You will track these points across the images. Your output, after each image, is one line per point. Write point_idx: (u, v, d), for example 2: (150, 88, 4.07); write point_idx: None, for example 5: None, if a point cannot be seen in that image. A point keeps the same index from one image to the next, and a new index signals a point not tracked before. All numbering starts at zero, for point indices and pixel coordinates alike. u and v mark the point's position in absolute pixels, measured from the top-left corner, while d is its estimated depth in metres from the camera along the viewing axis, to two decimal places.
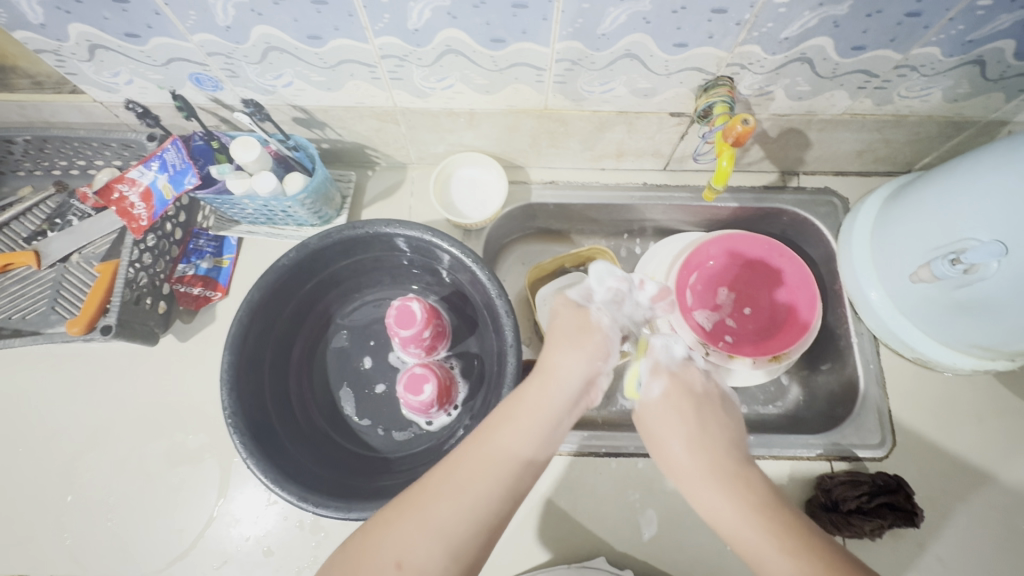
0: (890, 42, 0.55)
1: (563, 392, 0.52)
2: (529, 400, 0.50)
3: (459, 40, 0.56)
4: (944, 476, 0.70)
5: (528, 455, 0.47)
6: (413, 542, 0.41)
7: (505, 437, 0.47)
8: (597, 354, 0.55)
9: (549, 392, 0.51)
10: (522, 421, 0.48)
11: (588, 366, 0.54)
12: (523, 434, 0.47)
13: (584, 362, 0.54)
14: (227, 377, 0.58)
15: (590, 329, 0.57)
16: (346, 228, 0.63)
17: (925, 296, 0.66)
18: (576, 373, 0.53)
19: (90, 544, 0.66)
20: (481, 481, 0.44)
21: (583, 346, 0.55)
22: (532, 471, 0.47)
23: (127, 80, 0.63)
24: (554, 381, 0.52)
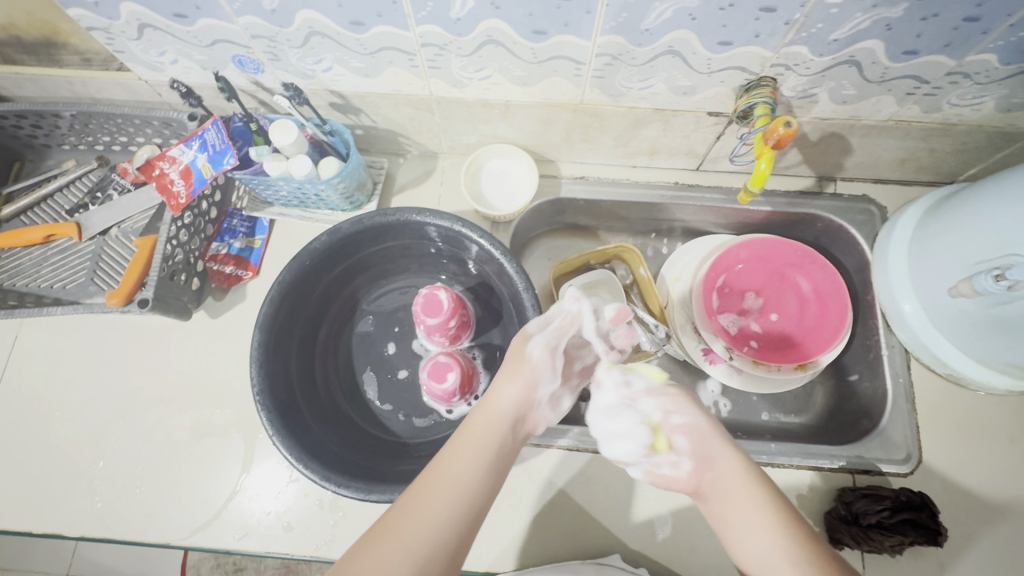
0: (944, 47, 0.53)
1: (502, 414, 0.55)
2: (479, 420, 0.54)
3: (500, 31, 0.56)
4: (970, 496, 0.68)
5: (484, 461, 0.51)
6: (401, 547, 0.43)
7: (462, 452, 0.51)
8: (532, 380, 0.57)
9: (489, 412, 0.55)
10: (474, 435, 0.53)
11: (521, 389, 0.57)
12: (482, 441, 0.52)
13: (521, 390, 0.57)
14: (257, 355, 0.59)
15: (520, 358, 0.58)
16: (378, 215, 0.64)
17: (964, 312, 0.65)
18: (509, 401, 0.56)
19: (118, 508, 0.68)
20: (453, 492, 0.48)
21: (516, 375, 0.57)
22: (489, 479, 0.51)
23: (172, 60, 0.65)
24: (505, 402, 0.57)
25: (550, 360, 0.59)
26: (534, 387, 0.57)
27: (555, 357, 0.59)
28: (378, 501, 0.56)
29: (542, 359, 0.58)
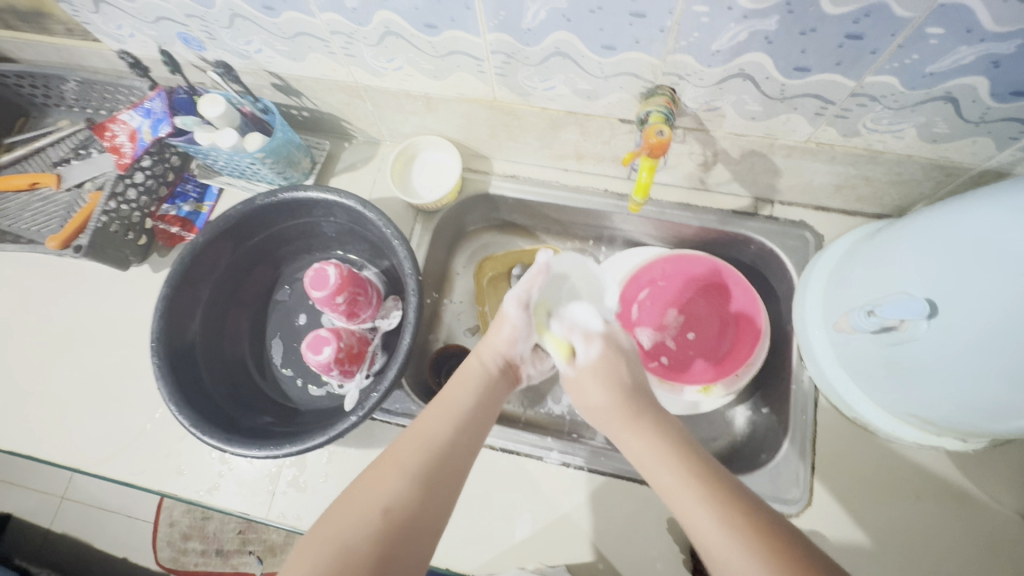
0: (836, 65, 0.51)
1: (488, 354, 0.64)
2: (459, 380, 0.59)
3: (396, 23, 0.58)
4: (860, 550, 0.64)
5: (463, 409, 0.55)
6: (383, 482, 0.45)
7: (433, 418, 0.53)
8: (511, 337, 0.65)
9: (472, 373, 0.61)
10: (449, 399, 0.56)
11: (505, 344, 0.65)
12: (461, 399, 0.56)
13: (501, 340, 0.65)
14: (161, 304, 0.64)
15: (503, 316, 0.66)
16: (289, 191, 0.68)
17: (861, 352, 0.60)
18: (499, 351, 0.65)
19: (42, 431, 0.76)
20: (431, 443, 0.50)
21: (501, 329, 0.66)
22: (473, 420, 0.55)
23: (129, 34, 0.72)
24: (481, 367, 0.62)
25: (523, 317, 0.66)
26: (514, 342, 0.65)
27: (528, 312, 0.66)
28: (235, 452, 0.60)
29: (517, 316, 0.66)
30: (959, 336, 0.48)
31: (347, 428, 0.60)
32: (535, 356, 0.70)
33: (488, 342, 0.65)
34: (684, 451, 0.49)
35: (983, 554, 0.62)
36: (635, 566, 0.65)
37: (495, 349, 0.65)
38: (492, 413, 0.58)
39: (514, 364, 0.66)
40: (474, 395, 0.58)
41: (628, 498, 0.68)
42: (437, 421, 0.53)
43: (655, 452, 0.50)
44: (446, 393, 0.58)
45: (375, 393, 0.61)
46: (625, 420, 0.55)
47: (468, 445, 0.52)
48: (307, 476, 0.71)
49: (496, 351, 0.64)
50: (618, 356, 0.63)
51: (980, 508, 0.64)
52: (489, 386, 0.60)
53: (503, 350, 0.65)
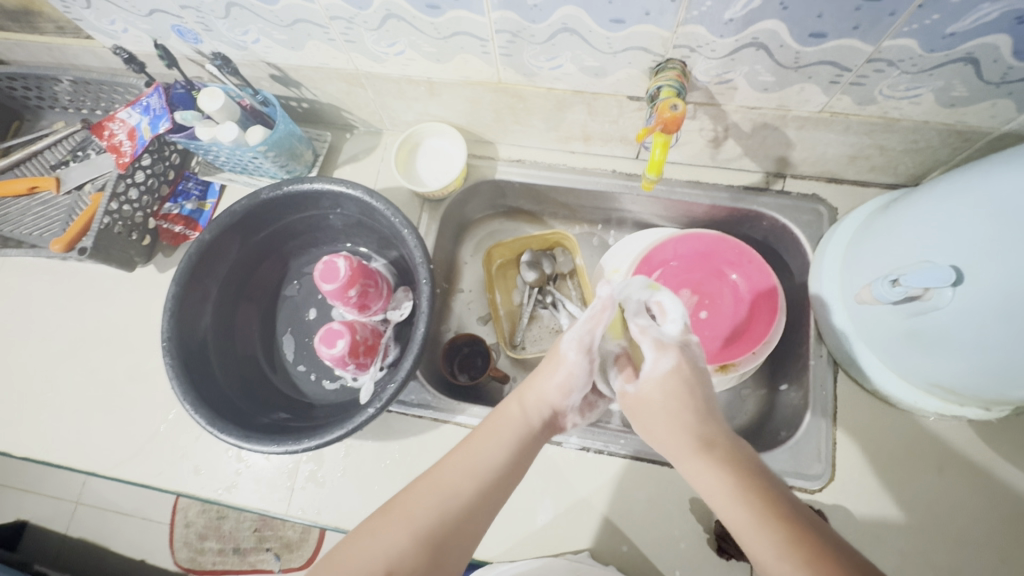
0: (853, 29, 0.49)
1: (535, 401, 0.56)
2: (492, 420, 0.55)
3: (397, 5, 0.56)
4: (884, 522, 0.63)
5: (501, 463, 0.50)
6: (388, 539, 0.44)
7: (453, 471, 0.49)
8: (565, 386, 0.57)
9: (517, 413, 0.55)
10: (480, 441, 0.52)
11: (556, 393, 0.57)
12: (494, 450, 0.51)
13: (552, 389, 0.57)
14: (172, 303, 0.63)
15: (558, 359, 0.58)
16: (294, 183, 0.67)
17: (880, 324, 0.60)
18: (546, 399, 0.57)
19: (55, 436, 0.75)
20: (449, 497, 0.47)
21: (553, 376, 0.57)
22: (509, 473, 0.50)
23: (123, 29, 0.70)
24: (522, 408, 0.55)
25: (584, 361, 0.58)
26: (568, 392, 0.58)
27: (591, 357, 0.58)
28: (255, 450, 0.60)
29: (576, 361, 0.57)
30: (985, 303, 0.47)
31: (364, 421, 0.60)
32: (585, 405, 0.62)
33: (536, 388, 0.57)
34: (748, 468, 0.45)
35: (1008, 522, 0.62)
36: (658, 547, 0.65)
37: (542, 397, 0.57)
38: (526, 468, 0.53)
39: (563, 415, 0.59)
40: (510, 448, 0.52)
41: (650, 479, 0.67)
42: (456, 474, 0.48)
43: (714, 471, 0.45)
44: (475, 439, 0.52)
45: (392, 385, 0.60)
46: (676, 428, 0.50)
47: (490, 505, 0.48)
48: (326, 470, 0.71)
49: (544, 400, 0.57)
50: (681, 380, 0.53)
51: (1003, 477, 0.64)
52: (527, 437, 0.53)
53: (553, 401, 0.57)
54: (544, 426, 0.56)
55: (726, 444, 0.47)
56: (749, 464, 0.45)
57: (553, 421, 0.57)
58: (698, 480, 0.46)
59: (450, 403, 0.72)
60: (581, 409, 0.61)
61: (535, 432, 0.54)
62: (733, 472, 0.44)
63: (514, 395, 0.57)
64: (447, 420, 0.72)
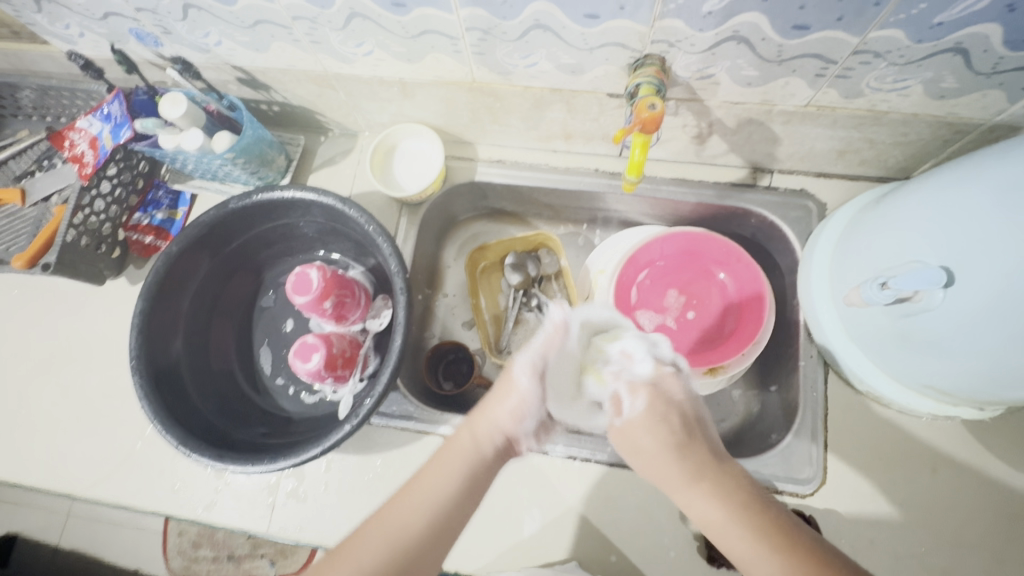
0: (838, 21, 0.47)
1: (488, 430, 0.54)
2: (443, 451, 0.52)
3: (361, 3, 0.54)
4: (877, 525, 0.62)
5: (450, 496, 0.49)
6: None
7: (401, 509, 0.48)
8: (516, 414, 0.54)
9: (471, 441, 0.53)
10: (430, 473, 0.50)
11: (509, 420, 0.54)
12: (442, 483, 0.49)
13: (504, 416, 0.54)
14: (137, 321, 0.61)
15: (511, 383, 0.56)
16: (263, 191, 0.64)
17: (871, 325, 0.58)
18: (499, 428, 0.54)
19: (28, 457, 0.73)
20: (398, 537, 0.46)
21: (506, 402, 0.55)
22: (461, 505, 0.49)
23: (78, 33, 0.67)
24: (473, 436, 0.53)
25: (537, 389, 0.56)
26: (522, 419, 0.55)
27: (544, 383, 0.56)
28: (229, 471, 0.58)
29: (528, 386, 0.55)
30: (979, 305, 0.45)
31: (341, 438, 0.58)
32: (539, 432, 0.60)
33: (488, 416, 0.54)
34: (732, 486, 0.46)
35: (1003, 522, 0.61)
36: (646, 556, 0.64)
37: (495, 425, 0.54)
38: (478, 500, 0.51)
39: (515, 443, 0.55)
40: (461, 479, 0.50)
41: (639, 487, 0.66)
42: (404, 511, 0.47)
43: (716, 509, 0.45)
44: (424, 473, 0.50)
45: (370, 399, 0.58)
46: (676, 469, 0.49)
47: (441, 538, 0.47)
48: (307, 486, 0.69)
49: (496, 429, 0.54)
50: (668, 407, 0.52)
51: (998, 476, 0.62)
52: (481, 466, 0.51)
53: (506, 429, 0.54)
54: (497, 455, 0.53)
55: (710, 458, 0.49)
56: (735, 479, 0.47)
57: (506, 451, 0.54)
58: (691, 511, 0.47)
59: (433, 414, 0.70)
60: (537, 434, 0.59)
61: (492, 460, 0.52)
62: (725, 496, 0.46)
63: (466, 424, 0.55)
64: (430, 432, 0.70)
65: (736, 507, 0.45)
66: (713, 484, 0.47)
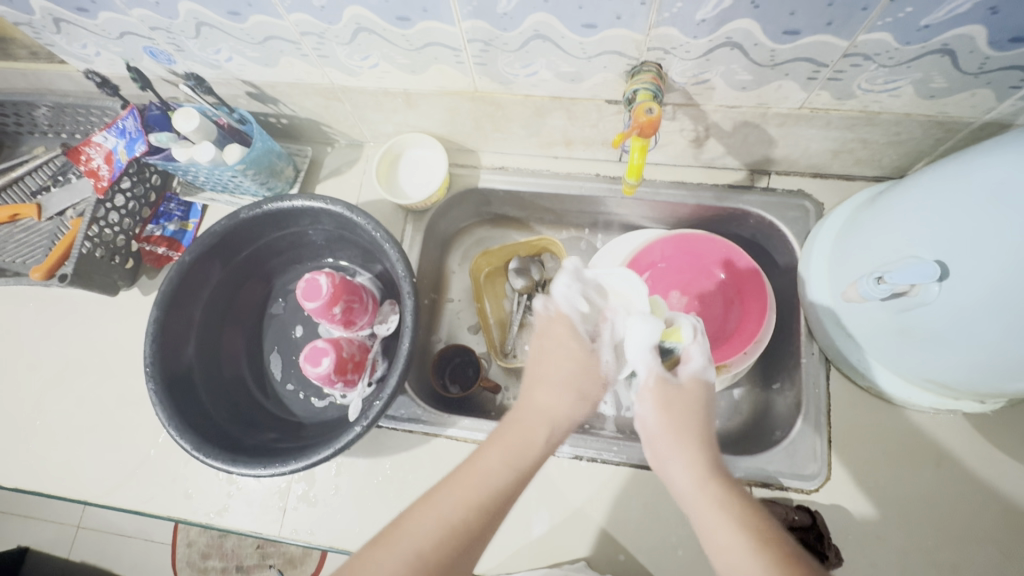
0: (827, 26, 0.49)
1: (544, 412, 0.53)
2: (504, 429, 0.52)
3: (367, 18, 0.56)
4: (882, 520, 0.63)
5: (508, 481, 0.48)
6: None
7: (451, 493, 0.46)
8: (573, 391, 0.55)
9: (529, 423, 0.52)
10: (489, 454, 0.49)
11: (564, 399, 0.54)
12: (494, 465, 0.48)
13: (558, 395, 0.54)
14: (153, 329, 0.63)
15: (567, 359, 0.56)
16: (273, 201, 0.66)
17: (870, 320, 0.59)
18: (554, 407, 0.54)
19: (45, 465, 0.75)
20: (443, 528, 0.44)
21: (557, 377, 0.55)
22: (514, 494, 0.48)
23: (95, 52, 0.70)
24: (525, 418, 0.52)
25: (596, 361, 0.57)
26: (577, 399, 0.55)
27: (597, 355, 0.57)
28: (243, 473, 0.59)
29: (570, 355, 0.57)
30: (973, 298, 0.46)
31: (352, 440, 0.59)
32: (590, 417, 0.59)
33: (544, 398, 0.53)
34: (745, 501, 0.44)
35: (1007, 516, 0.61)
36: (654, 554, 0.64)
37: (551, 408, 0.53)
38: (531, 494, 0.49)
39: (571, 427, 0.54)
40: (515, 461, 0.49)
41: (644, 486, 0.67)
42: (451, 495, 0.46)
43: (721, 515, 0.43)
44: (480, 451, 0.49)
45: (377, 403, 0.60)
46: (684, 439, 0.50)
47: (489, 522, 0.46)
48: (318, 490, 0.70)
49: (552, 405, 0.54)
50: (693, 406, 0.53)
51: (1001, 469, 0.63)
52: (536, 447, 0.51)
53: (563, 408, 0.54)
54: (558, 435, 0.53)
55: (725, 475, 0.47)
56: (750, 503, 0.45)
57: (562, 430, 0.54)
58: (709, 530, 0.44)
59: (440, 416, 0.71)
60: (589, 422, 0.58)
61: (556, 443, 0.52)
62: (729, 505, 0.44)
63: (522, 406, 0.54)
64: (437, 434, 0.71)
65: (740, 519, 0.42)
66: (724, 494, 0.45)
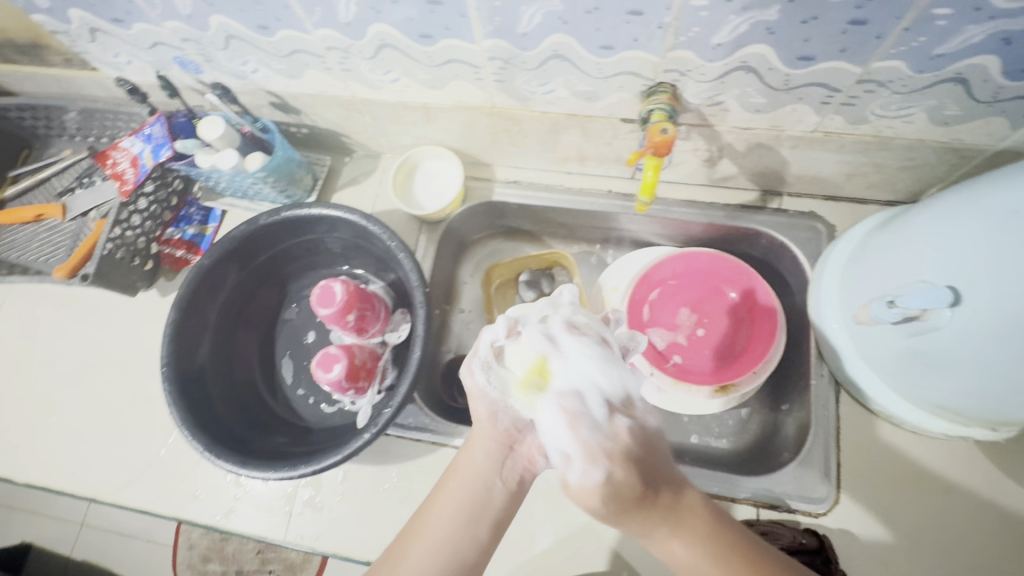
0: (841, 52, 0.50)
1: (484, 459, 0.57)
2: (447, 476, 0.57)
3: (391, 35, 0.58)
4: (891, 547, 0.62)
5: (456, 526, 0.53)
6: None
7: (412, 551, 0.52)
8: (498, 427, 0.58)
9: (467, 469, 0.56)
10: (435, 511, 0.54)
11: (494, 437, 0.58)
12: (445, 515, 0.53)
13: (489, 433, 0.58)
14: (170, 331, 0.64)
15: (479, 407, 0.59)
16: (292, 209, 0.68)
17: (880, 344, 0.59)
18: (490, 448, 0.57)
19: (57, 461, 0.76)
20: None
21: (482, 423, 0.59)
22: (472, 539, 0.53)
23: (127, 61, 0.72)
24: (467, 462, 0.57)
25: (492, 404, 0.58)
26: (501, 419, 0.58)
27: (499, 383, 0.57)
28: (251, 475, 0.60)
29: (488, 398, 0.58)
30: (986, 324, 0.46)
31: (361, 446, 0.60)
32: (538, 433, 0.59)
33: (476, 442, 0.58)
34: (701, 523, 0.50)
35: (1019, 546, 0.60)
36: (659, 572, 0.64)
37: (485, 447, 0.58)
38: (493, 529, 0.54)
39: (516, 444, 0.58)
40: (461, 505, 0.54)
41: None
42: (420, 557, 0.51)
43: (680, 542, 0.49)
44: (430, 505, 0.55)
45: (387, 411, 0.60)
46: (619, 495, 0.50)
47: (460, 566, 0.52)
48: (323, 495, 0.70)
49: (485, 443, 0.58)
50: (636, 455, 0.52)
51: (1013, 499, 0.62)
52: (479, 486, 0.55)
53: (495, 444, 0.58)
54: (500, 468, 0.57)
55: (682, 508, 0.51)
56: (712, 522, 0.50)
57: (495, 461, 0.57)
58: (663, 548, 0.50)
59: (448, 426, 0.71)
60: (547, 437, 0.59)
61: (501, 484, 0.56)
62: (697, 536, 0.49)
63: (462, 449, 0.59)
64: (445, 444, 0.71)
65: (699, 551, 0.48)
66: (680, 526, 0.50)
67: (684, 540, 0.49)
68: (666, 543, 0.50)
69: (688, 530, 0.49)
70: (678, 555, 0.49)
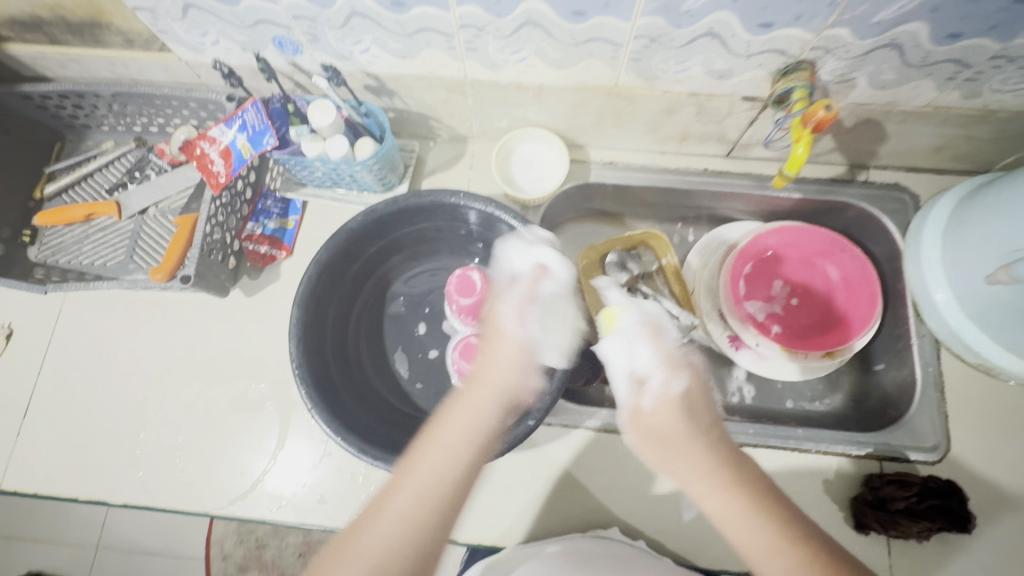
0: (990, 30, 0.53)
1: (491, 398, 0.54)
2: (459, 400, 0.54)
3: (540, 12, 0.56)
4: (997, 484, 0.69)
5: (481, 448, 0.50)
6: (370, 529, 0.43)
7: (443, 448, 0.49)
8: (524, 369, 0.56)
9: (470, 404, 0.53)
10: (462, 421, 0.51)
11: (514, 377, 0.55)
12: (466, 428, 0.51)
13: (513, 372, 0.55)
14: (296, 330, 0.60)
15: (508, 340, 0.58)
16: (414, 197, 0.65)
17: (995, 301, 0.64)
18: (503, 387, 0.55)
19: (160, 478, 0.71)
20: (428, 475, 0.47)
21: (505, 353, 0.57)
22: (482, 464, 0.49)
23: (213, 41, 0.66)
24: (479, 393, 0.54)
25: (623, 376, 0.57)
26: (525, 375, 0.56)
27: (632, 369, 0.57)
28: None
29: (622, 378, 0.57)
30: None
31: (524, 433, 0.55)
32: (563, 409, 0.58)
33: (493, 371, 0.56)
34: (746, 479, 0.47)
35: None
36: None
37: (501, 384, 0.55)
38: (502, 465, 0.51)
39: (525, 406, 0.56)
40: (484, 428, 0.51)
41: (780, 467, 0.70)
42: (444, 457, 0.48)
43: (724, 498, 0.46)
44: (449, 418, 0.52)
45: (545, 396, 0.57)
46: (678, 428, 0.52)
47: (472, 481, 0.48)
48: None
49: (507, 384, 0.55)
50: (696, 401, 0.55)
51: None
52: (494, 420, 0.52)
53: (510, 386, 0.55)
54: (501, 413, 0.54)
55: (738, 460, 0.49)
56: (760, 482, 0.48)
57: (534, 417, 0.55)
58: (700, 497, 0.48)
59: (575, 409, 0.72)
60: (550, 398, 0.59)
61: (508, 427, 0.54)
62: (748, 496, 0.46)
63: (472, 382, 0.56)
64: (577, 425, 0.72)
65: (734, 489, 0.46)
66: (733, 478, 0.47)
67: (736, 490, 0.46)
68: (711, 483, 0.47)
69: (734, 487, 0.47)
70: (716, 504, 0.47)
